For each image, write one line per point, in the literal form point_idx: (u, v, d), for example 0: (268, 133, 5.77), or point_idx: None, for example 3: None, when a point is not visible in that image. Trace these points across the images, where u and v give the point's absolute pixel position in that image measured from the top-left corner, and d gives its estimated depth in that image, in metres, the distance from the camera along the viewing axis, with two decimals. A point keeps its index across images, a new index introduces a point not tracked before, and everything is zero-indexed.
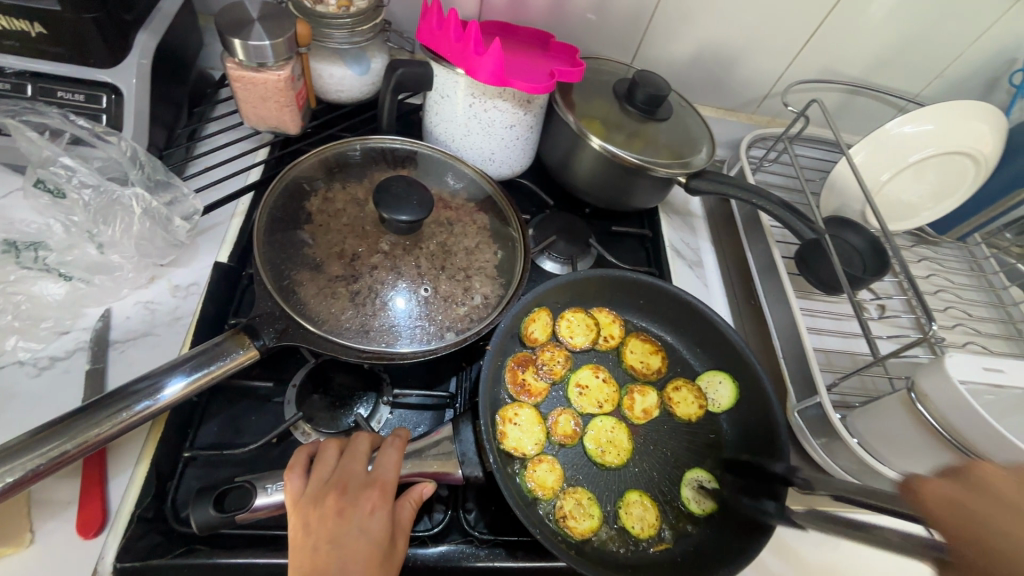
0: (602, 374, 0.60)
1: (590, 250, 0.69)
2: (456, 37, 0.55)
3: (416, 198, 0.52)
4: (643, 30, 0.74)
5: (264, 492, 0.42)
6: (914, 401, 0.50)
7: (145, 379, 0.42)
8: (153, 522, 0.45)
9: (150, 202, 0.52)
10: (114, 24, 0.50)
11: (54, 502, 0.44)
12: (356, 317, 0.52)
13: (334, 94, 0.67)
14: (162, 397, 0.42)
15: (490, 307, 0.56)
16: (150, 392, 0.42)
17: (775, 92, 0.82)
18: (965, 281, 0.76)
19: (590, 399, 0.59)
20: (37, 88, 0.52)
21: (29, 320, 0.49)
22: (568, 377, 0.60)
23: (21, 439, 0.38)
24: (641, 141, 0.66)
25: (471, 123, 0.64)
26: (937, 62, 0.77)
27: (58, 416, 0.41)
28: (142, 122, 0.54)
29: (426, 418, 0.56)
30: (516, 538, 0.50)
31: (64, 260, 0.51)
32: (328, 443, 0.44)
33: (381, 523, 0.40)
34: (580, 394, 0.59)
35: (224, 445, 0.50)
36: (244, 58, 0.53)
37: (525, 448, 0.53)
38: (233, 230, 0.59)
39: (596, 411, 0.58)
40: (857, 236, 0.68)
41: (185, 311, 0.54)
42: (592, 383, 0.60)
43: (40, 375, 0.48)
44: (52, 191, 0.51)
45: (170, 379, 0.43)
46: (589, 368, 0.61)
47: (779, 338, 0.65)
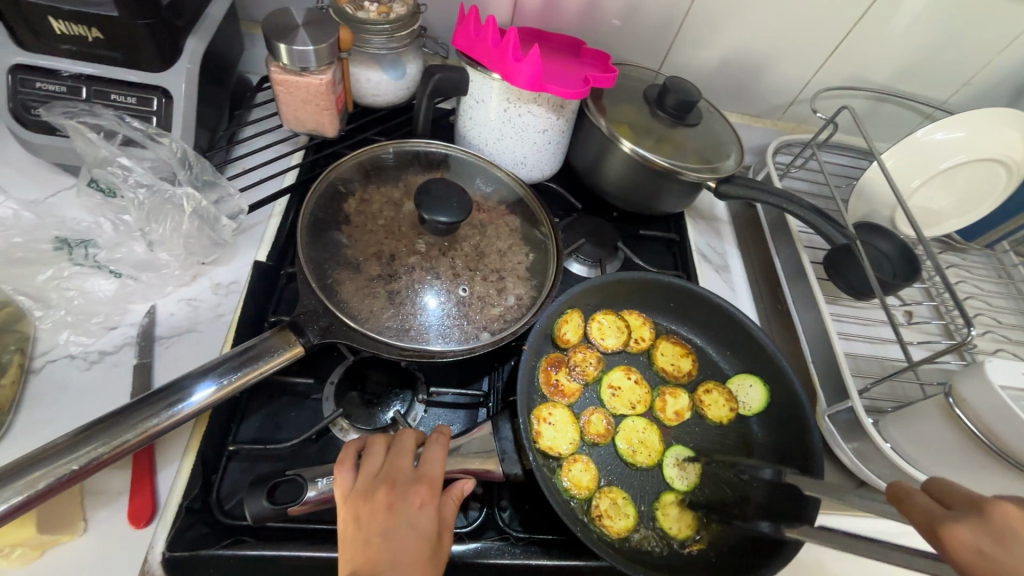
0: (633, 376, 0.61)
1: (617, 254, 0.70)
2: (494, 44, 0.57)
3: (456, 200, 0.53)
4: (672, 37, 0.75)
5: (314, 486, 0.44)
6: (951, 406, 0.50)
7: (174, 383, 0.43)
8: (200, 513, 0.46)
9: (200, 202, 0.54)
10: (167, 30, 0.52)
11: (106, 492, 0.45)
12: (396, 316, 0.53)
13: (370, 98, 0.68)
14: (191, 403, 0.43)
15: (524, 308, 0.57)
16: (179, 397, 0.42)
17: (801, 99, 0.83)
18: (992, 288, 0.76)
19: (623, 400, 0.59)
20: (91, 90, 0.53)
21: (81, 315, 0.51)
22: (600, 378, 0.61)
23: (66, 438, 0.39)
24: (671, 146, 0.67)
25: (505, 127, 0.65)
26: (966, 69, 0.77)
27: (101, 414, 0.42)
28: (189, 124, 0.56)
29: (460, 417, 0.56)
30: (553, 536, 0.50)
31: (113, 257, 0.53)
32: (375, 439, 0.45)
33: (430, 518, 0.40)
34: (612, 395, 0.59)
35: (265, 440, 0.51)
36: (288, 62, 0.55)
37: (560, 447, 0.54)
38: (272, 230, 0.61)
39: (628, 411, 0.59)
40: (887, 242, 0.68)
41: (227, 308, 0.56)
42: (624, 385, 0.60)
43: (90, 369, 0.49)
44: (105, 189, 0.53)
45: (199, 385, 0.43)
46: (620, 370, 0.61)
47: (809, 342, 0.65)
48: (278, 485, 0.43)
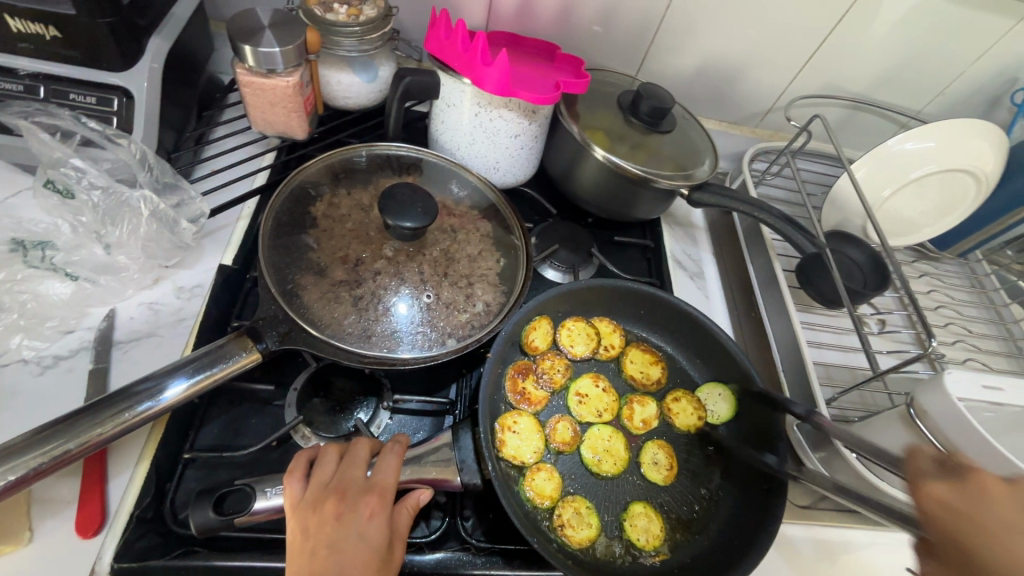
0: (602, 384, 0.61)
1: (591, 260, 0.70)
2: (464, 48, 0.56)
3: (421, 205, 0.53)
4: (648, 42, 0.75)
5: (264, 495, 0.43)
6: (913, 417, 0.50)
7: (149, 379, 0.43)
8: (152, 522, 0.45)
9: (158, 205, 0.53)
10: (127, 29, 0.51)
11: (54, 501, 0.44)
12: (359, 322, 0.53)
13: (341, 100, 0.68)
14: (165, 399, 0.42)
15: (491, 315, 0.56)
16: (154, 393, 0.42)
17: (778, 107, 0.83)
18: (965, 297, 0.76)
19: (589, 408, 0.59)
20: (50, 90, 0.52)
21: (34, 319, 0.50)
22: (568, 386, 0.60)
23: (24, 437, 0.39)
24: (644, 152, 0.66)
25: (476, 132, 0.65)
26: (939, 79, 0.78)
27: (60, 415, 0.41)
28: (152, 125, 0.55)
29: (426, 424, 0.56)
30: (514, 546, 0.50)
31: (71, 260, 0.51)
32: (328, 449, 0.44)
33: (380, 529, 0.40)
34: (580, 403, 0.59)
35: (224, 447, 0.50)
36: (254, 64, 0.54)
37: (524, 456, 0.53)
38: (239, 233, 0.60)
39: (595, 420, 0.58)
40: (858, 251, 0.68)
41: (189, 313, 0.55)
42: (592, 393, 0.60)
43: (43, 374, 0.48)
44: (61, 191, 0.51)
45: (172, 381, 0.43)
46: (589, 377, 0.61)
47: (779, 350, 0.65)
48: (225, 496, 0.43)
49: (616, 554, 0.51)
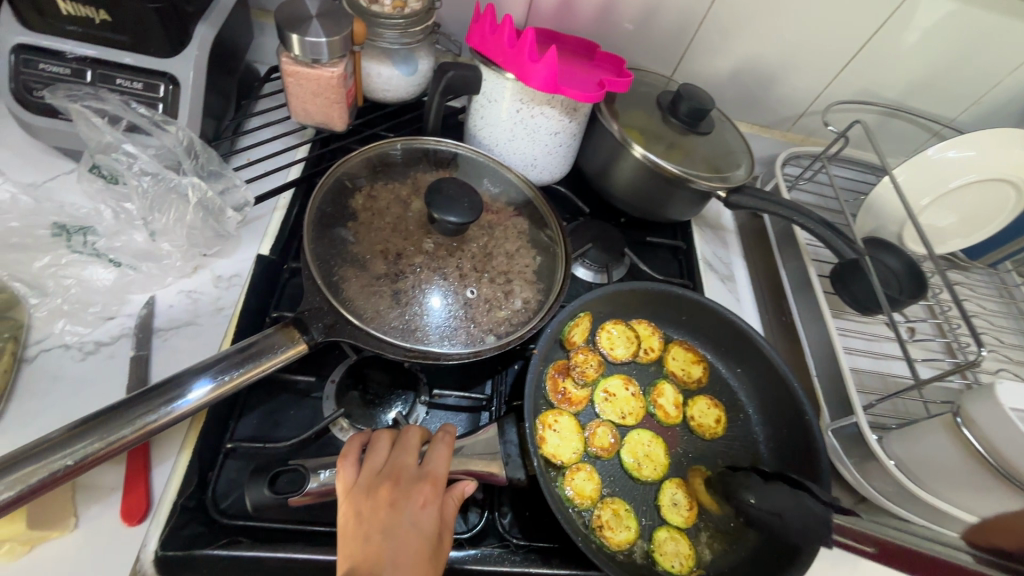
0: (632, 387, 0.61)
1: (624, 260, 0.70)
2: (510, 44, 0.56)
3: (467, 201, 0.52)
4: (686, 43, 0.75)
5: (315, 478, 0.43)
6: (958, 425, 0.50)
7: (173, 379, 0.42)
8: (195, 511, 0.45)
9: (205, 192, 0.53)
10: (177, 15, 0.51)
11: (99, 487, 0.43)
12: (401, 316, 0.52)
13: (379, 93, 0.67)
14: (188, 401, 0.41)
15: (531, 312, 0.56)
16: (180, 393, 0.41)
17: (811, 111, 0.83)
18: (995, 307, 0.76)
19: (615, 407, 0.59)
20: (96, 74, 0.52)
21: (77, 305, 0.50)
22: (597, 383, 0.60)
23: (60, 433, 0.38)
24: (681, 152, 0.66)
25: (516, 128, 0.64)
26: (975, 88, 0.77)
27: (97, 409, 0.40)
28: (196, 112, 0.54)
29: (463, 419, 0.56)
30: (551, 544, 0.50)
31: (112, 246, 0.51)
32: (380, 435, 0.44)
33: (432, 518, 0.40)
34: (606, 400, 0.59)
35: (263, 438, 0.50)
36: (299, 53, 0.54)
37: (563, 455, 0.53)
38: (276, 223, 0.59)
39: (618, 420, 0.58)
40: (894, 258, 0.68)
41: (228, 302, 0.54)
42: (620, 394, 0.60)
43: (85, 359, 0.48)
44: (107, 176, 0.52)
45: (197, 382, 0.42)
46: (619, 379, 0.61)
47: (812, 355, 0.65)
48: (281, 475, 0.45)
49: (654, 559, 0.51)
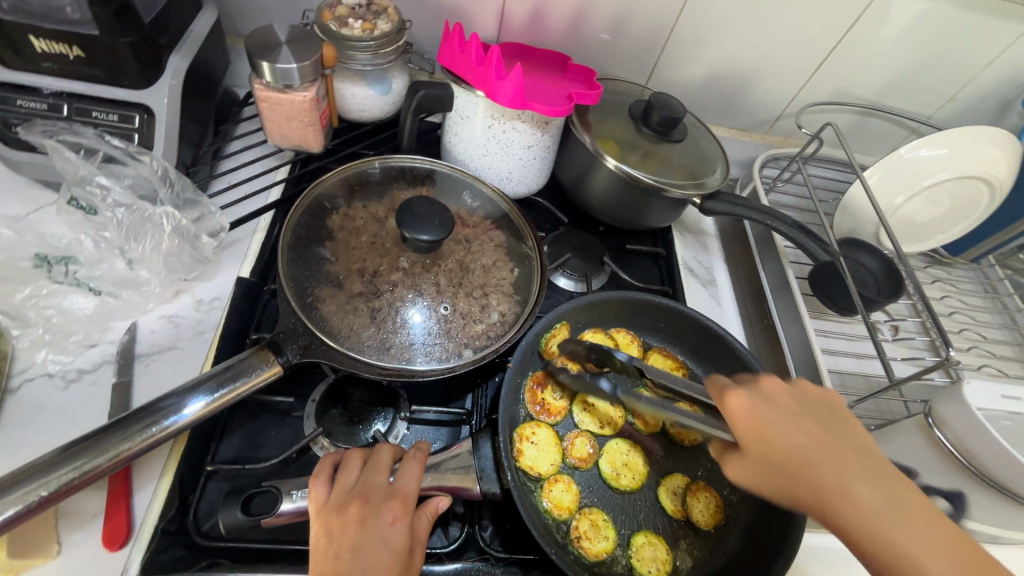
0: (612, 398, 0.61)
1: (603, 268, 0.70)
2: (478, 62, 0.57)
3: (437, 219, 0.53)
4: (659, 51, 0.75)
5: (289, 498, 0.44)
6: (931, 426, 0.50)
7: (171, 396, 0.43)
8: (177, 534, 0.46)
9: (180, 220, 0.54)
10: (148, 47, 0.52)
11: (81, 514, 0.44)
12: (377, 334, 0.53)
13: (356, 113, 0.69)
14: (183, 416, 0.43)
15: (507, 325, 0.57)
16: (172, 411, 0.43)
17: (788, 113, 0.83)
18: (979, 302, 0.76)
19: (594, 417, 0.59)
20: (73, 108, 0.53)
21: (59, 334, 0.51)
22: (574, 393, 0.60)
23: (49, 456, 0.39)
24: (655, 161, 0.67)
25: (489, 143, 0.65)
26: (950, 85, 0.78)
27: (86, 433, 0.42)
28: (172, 141, 0.56)
29: (443, 434, 0.56)
30: (532, 557, 0.50)
31: (93, 275, 0.52)
32: (352, 454, 0.45)
33: (402, 535, 0.40)
34: (586, 411, 0.59)
35: (245, 459, 0.51)
36: (271, 79, 0.55)
37: (541, 467, 0.54)
38: (256, 245, 0.60)
39: (597, 429, 0.58)
40: (872, 258, 0.68)
41: (208, 326, 0.55)
42: (600, 403, 0.60)
43: (67, 388, 0.49)
44: (85, 208, 0.52)
45: (192, 399, 0.43)
46: (598, 389, 0.61)
47: (793, 357, 0.65)
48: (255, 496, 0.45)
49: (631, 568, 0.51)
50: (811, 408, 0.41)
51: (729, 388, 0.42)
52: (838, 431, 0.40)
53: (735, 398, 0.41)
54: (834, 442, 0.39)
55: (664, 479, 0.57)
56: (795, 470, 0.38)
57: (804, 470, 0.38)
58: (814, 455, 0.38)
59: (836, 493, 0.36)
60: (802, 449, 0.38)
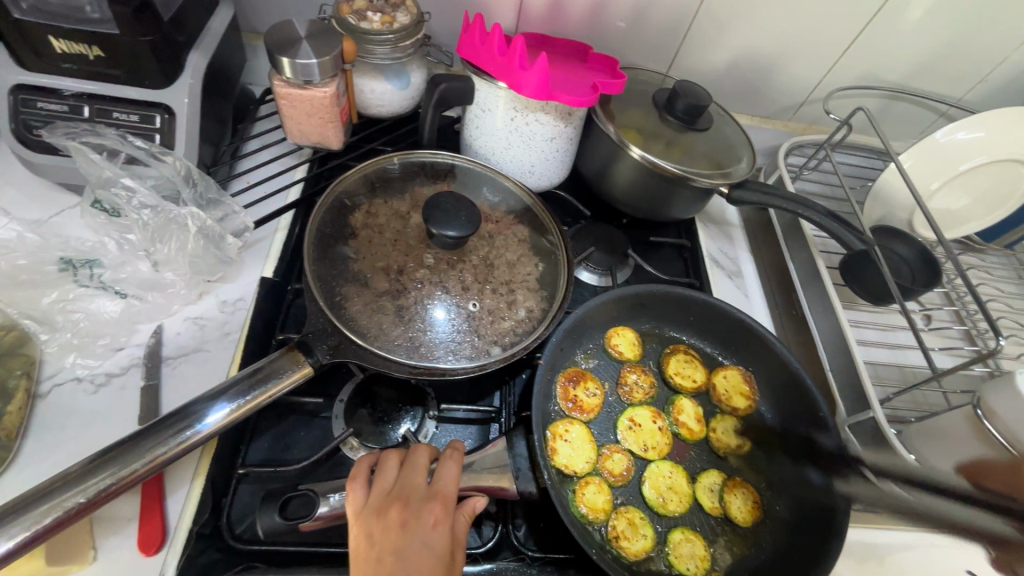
0: (660, 420, 0.59)
1: (628, 262, 0.69)
2: (500, 53, 0.56)
3: (464, 214, 0.52)
4: (680, 38, 0.74)
5: (326, 501, 0.43)
6: (979, 418, 0.48)
7: (191, 405, 0.42)
8: (211, 538, 0.45)
9: (205, 221, 0.53)
10: (168, 46, 0.51)
11: (117, 518, 0.44)
12: (406, 333, 0.52)
13: (374, 109, 0.67)
14: (204, 427, 0.42)
15: (534, 321, 0.56)
16: (191, 422, 0.42)
17: (812, 99, 0.81)
18: (1013, 289, 0.74)
19: (639, 438, 0.57)
20: (93, 109, 0.53)
21: (87, 338, 0.50)
22: (617, 412, 0.59)
23: (80, 466, 0.38)
24: (681, 150, 0.65)
25: (512, 136, 0.64)
26: (981, 66, 0.75)
27: (117, 439, 0.41)
28: (193, 140, 0.55)
29: (472, 432, 0.56)
30: (567, 555, 0.49)
31: (118, 277, 0.52)
32: (388, 455, 0.44)
33: (443, 538, 0.39)
34: (631, 430, 0.57)
35: (275, 461, 0.50)
36: (292, 76, 0.54)
37: (576, 466, 0.53)
38: (278, 245, 0.60)
39: (641, 453, 0.56)
40: (904, 245, 0.67)
41: (235, 326, 0.55)
42: (646, 425, 0.58)
43: (97, 392, 0.49)
44: (108, 210, 0.52)
45: (213, 407, 0.42)
46: (645, 410, 0.59)
47: (825, 349, 0.64)
48: (291, 501, 0.44)
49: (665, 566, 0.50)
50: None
51: (990, 477, 0.44)
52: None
53: (1010, 472, 0.43)
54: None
55: (700, 475, 0.57)
56: None
57: None
58: None
59: None
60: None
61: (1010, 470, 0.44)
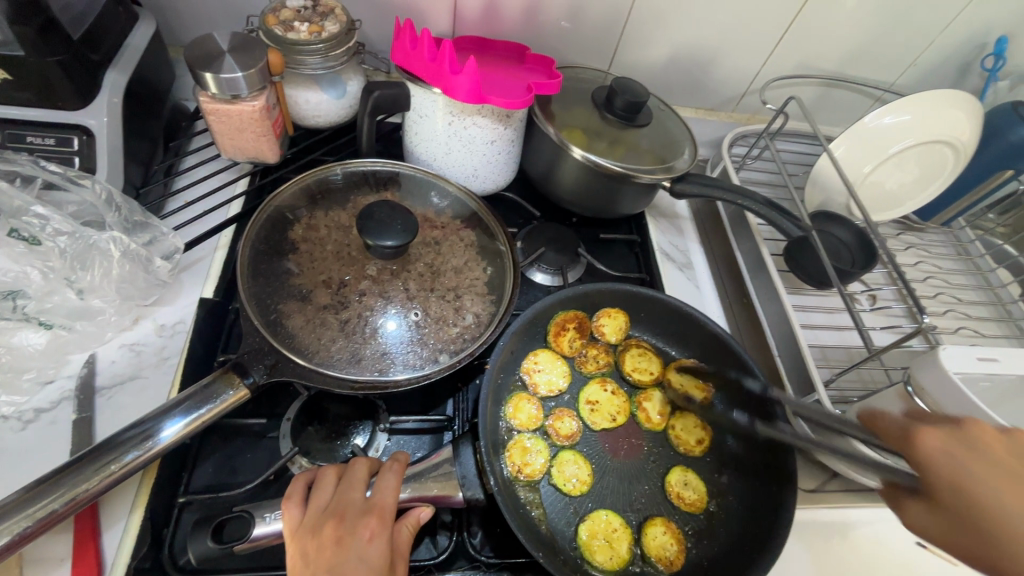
0: (610, 387, 0.61)
1: (579, 260, 0.69)
2: (431, 57, 0.55)
3: (400, 223, 0.52)
4: (618, 36, 0.74)
5: (262, 521, 0.42)
6: (909, 394, 0.50)
7: (135, 426, 0.41)
8: (151, 571, 0.44)
9: (128, 244, 0.52)
10: (80, 65, 0.50)
11: (48, 560, 0.42)
12: (347, 346, 0.51)
13: (312, 119, 0.66)
14: (162, 439, 0.41)
15: (482, 326, 0.55)
16: (139, 442, 0.41)
17: (753, 89, 0.83)
18: (952, 265, 0.77)
19: (602, 414, 0.59)
20: (6, 134, 0.51)
21: (11, 372, 0.48)
22: (577, 394, 0.61)
23: (12, 498, 0.37)
24: (623, 148, 0.66)
25: (452, 141, 0.64)
26: (910, 51, 0.78)
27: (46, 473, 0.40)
28: (115, 162, 0.54)
29: (425, 443, 0.55)
30: (523, 560, 0.49)
31: (43, 308, 0.49)
32: (326, 471, 0.43)
33: (380, 551, 0.39)
34: (592, 410, 0.59)
35: (221, 486, 0.49)
36: (217, 90, 0.53)
37: (536, 380, 0.60)
38: (217, 264, 0.58)
39: (609, 425, 0.59)
40: (843, 229, 0.69)
41: (173, 351, 0.53)
42: (601, 398, 0.60)
43: (25, 429, 0.47)
44: (27, 239, 0.49)
45: (169, 421, 0.42)
46: (596, 383, 0.61)
47: (773, 335, 0.65)
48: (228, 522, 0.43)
49: (589, 554, 0.51)
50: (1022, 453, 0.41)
51: (921, 434, 0.43)
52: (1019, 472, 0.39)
53: (928, 436, 0.43)
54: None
55: (669, 477, 0.57)
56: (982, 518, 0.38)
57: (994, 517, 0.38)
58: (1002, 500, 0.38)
59: (990, 517, 0.38)
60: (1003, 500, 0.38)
61: (944, 432, 0.43)
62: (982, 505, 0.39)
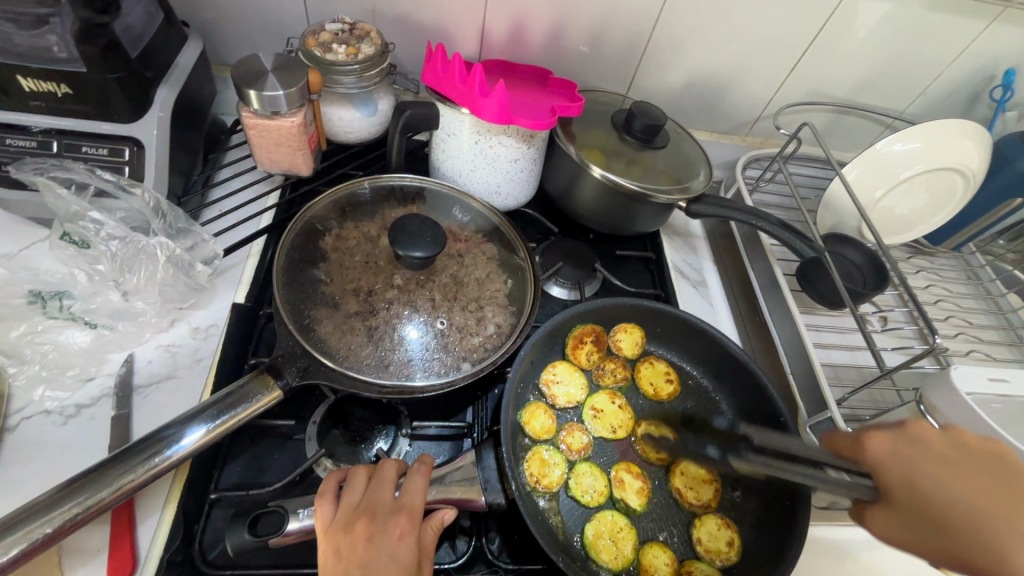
0: (618, 400, 0.62)
1: (596, 275, 0.71)
2: (461, 80, 0.58)
3: (429, 235, 0.54)
4: (637, 62, 0.77)
5: (295, 517, 0.44)
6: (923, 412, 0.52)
7: (169, 426, 0.43)
8: (182, 565, 0.46)
9: (174, 249, 0.54)
10: (135, 82, 0.53)
11: (85, 550, 0.44)
12: (375, 352, 0.53)
13: (343, 135, 0.70)
14: (180, 447, 0.42)
15: (503, 336, 0.57)
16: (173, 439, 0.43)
17: (766, 115, 0.85)
18: (963, 290, 0.78)
19: (605, 423, 0.61)
20: (62, 144, 0.55)
21: (56, 369, 0.50)
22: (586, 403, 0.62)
23: (47, 495, 0.39)
24: (640, 168, 0.68)
25: (477, 159, 0.66)
26: (920, 81, 0.80)
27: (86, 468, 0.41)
28: (161, 172, 0.57)
29: (446, 448, 0.56)
30: (539, 566, 0.50)
31: (88, 308, 0.52)
32: (356, 470, 0.45)
33: (409, 549, 0.41)
34: (595, 418, 0.61)
35: (249, 484, 0.51)
36: (259, 107, 0.56)
37: (553, 389, 0.61)
38: (250, 270, 0.61)
39: (610, 435, 0.60)
40: (855, 251, 0.70)
41: (206, 352, 0.55)
42: (608, 408, 0.61)
43: (66, 424, 0.49)
44: (77, 242, 0.53)
45: (188, 429, 0.43)
46: (606, 395, 0.62)
47: (786, 352, 0.66)
48: (262, 517, 0.45)
49: (594, 554, 0.52)
50: (962, 447, 0.43)
51: (870, 437, 0.45)
52: (1004, 479, 0.41)
53: (877, 441, 0.44)
54: (1003, 502, 0.39)
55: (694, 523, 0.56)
56: (951, 522, 0.39)
57: (961, 522, 0.39)
58: (978, 511, 0.39)
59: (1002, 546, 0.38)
60: (955, 498, 0.40)
61: (892, 433, 0.44)
62: (975, 526, 0.39)
